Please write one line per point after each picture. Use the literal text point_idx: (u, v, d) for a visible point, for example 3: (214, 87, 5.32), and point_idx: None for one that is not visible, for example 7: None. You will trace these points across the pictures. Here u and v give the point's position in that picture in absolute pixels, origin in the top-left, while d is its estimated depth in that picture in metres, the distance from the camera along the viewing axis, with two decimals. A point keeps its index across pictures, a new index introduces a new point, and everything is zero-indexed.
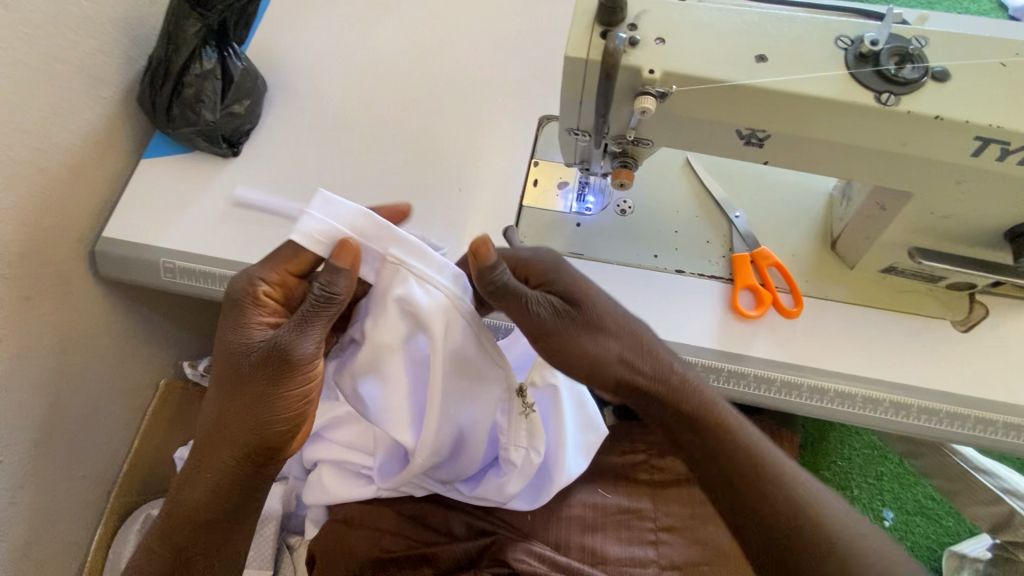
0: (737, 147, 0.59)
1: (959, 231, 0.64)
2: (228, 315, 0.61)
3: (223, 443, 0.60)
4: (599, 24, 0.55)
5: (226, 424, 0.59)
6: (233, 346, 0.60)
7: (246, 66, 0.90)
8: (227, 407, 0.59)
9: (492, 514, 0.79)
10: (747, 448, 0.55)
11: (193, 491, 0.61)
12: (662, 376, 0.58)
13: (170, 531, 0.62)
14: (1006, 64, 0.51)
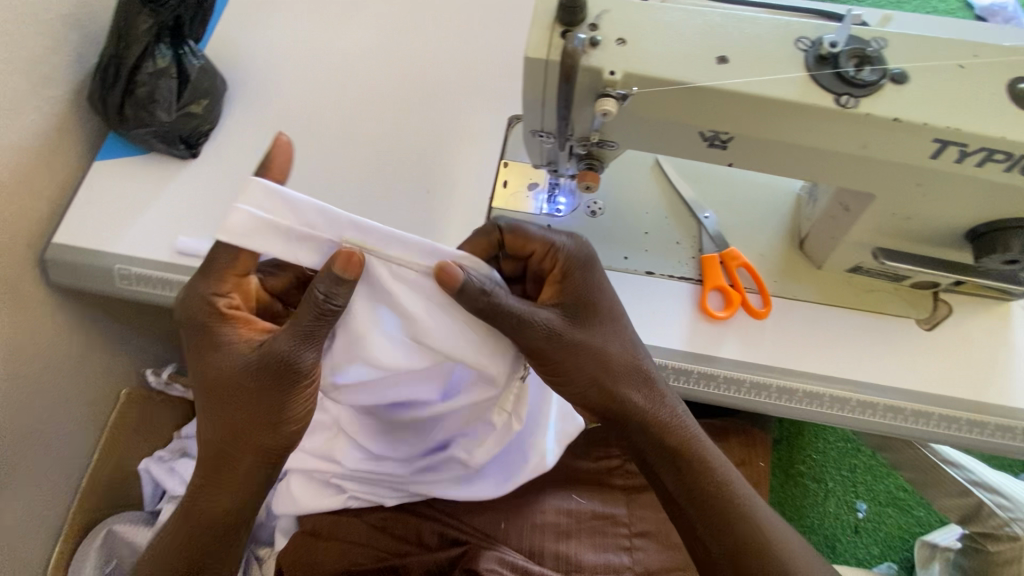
0: (701, 150, 0.58)
1: (922, 233, 0.64)
2: (200, 334, 0.57)
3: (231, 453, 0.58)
4: (559, 24, 0.54)
5: (232, 438, 0.57)
6: (221, 363, 0.56)
7: (205, 64, 0.87)
8: (228, 422, 0.57)
9: (463, 521, 0.78)
10: (714, 478, 0.60)
11: (205, 504, 0.60)
12: (651, 399, 0.61)
13: (186, 542, 0.62)
14: (964, 66, 0.51)
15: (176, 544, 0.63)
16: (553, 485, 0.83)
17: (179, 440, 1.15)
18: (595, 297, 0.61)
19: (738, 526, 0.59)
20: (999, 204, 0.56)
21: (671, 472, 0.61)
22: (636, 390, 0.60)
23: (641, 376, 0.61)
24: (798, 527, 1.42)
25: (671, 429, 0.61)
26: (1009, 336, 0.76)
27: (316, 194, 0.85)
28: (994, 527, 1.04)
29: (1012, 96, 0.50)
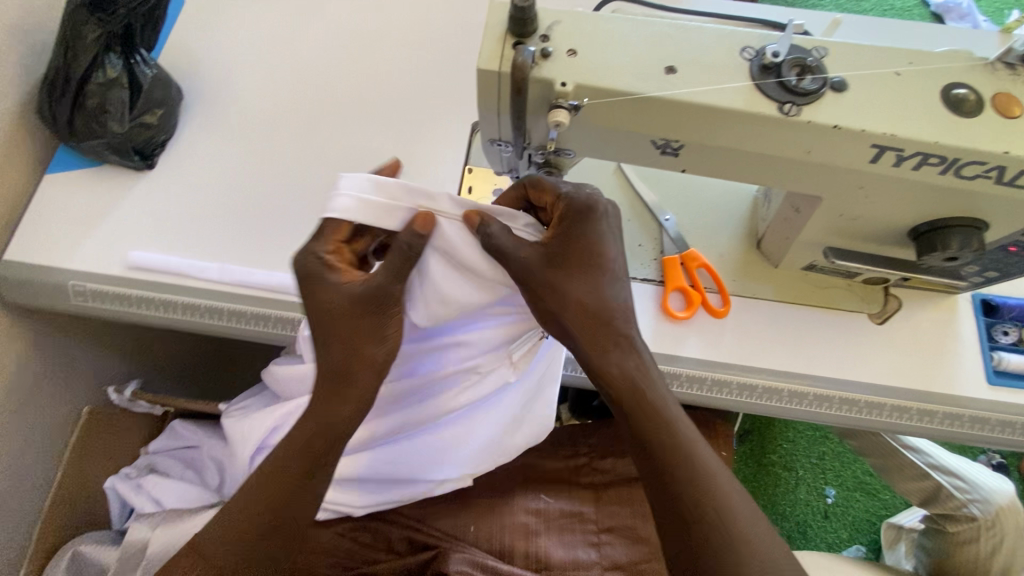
0: (655, 157, 0.59)
1: (868, 232, 0.67)
2: (310, 282, 0.57)
3: (312, 431, 0.60)
4: (511, 35, 0.54)
5: (338, 393, 0.59)
6: (334, 313, 0.56)
7: (158, 73, 0.85)
8: (331, 378, 0.58)
9: (427, 524, 0.80)
10: (683, 444, 0.54)
11: (277, 490, 0.60)
12: (628, 348, 0.56)
13: (246, 535, 0.60)
14: (899, 73, 0.53)
15: (233, 541, 0.61)
16: (522, 486, 0.84)
17: (144, 456, 1.10)
18: (583, 239, 0.58)
19: (697, 512, 0.53)
20: (937, 205, 0.58)
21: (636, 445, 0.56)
22: (611, 335, 0.56)
23: (620, 325, 0.57)
24: (770, 514, 1.47)
25: (643, 383, 0.56)
26: (956, 328, 0.79)
27: (279, 204, 0.85)
28: (952, 509, 1.08)
29: (945, 101, 0.52)
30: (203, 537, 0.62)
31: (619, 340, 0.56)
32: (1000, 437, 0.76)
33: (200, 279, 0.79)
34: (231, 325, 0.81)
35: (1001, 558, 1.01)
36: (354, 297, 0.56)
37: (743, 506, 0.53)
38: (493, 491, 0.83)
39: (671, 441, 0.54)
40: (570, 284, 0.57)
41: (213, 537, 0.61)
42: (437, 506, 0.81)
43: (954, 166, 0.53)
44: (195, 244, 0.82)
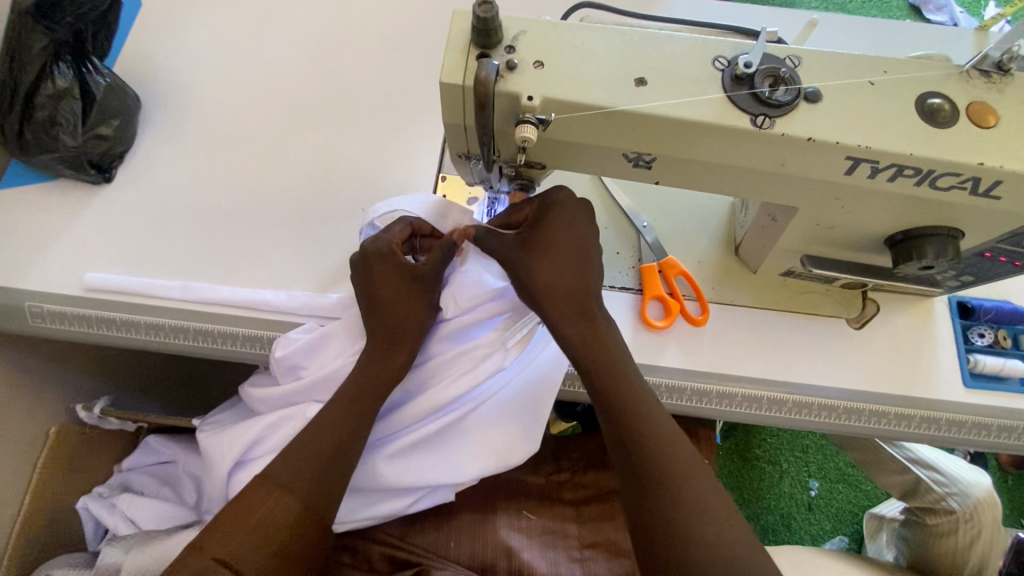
0: (627, 169, 0.58)
1: (844, 241, 0.66)
2: (370, 261, 0.73)
3: (354, 404, 0.71)
4: (475, 46, 0.52)
5: (390, 352, 0.73)
6: (391, 286, 0.73)
7: (111, 82, 0.81)
8: (383, 340, 0.73)
9: (405, 540, 0.79)
10: (634, 395, 0.65)
11: (312, 472, 0.66)
12: (586, 315, 0.68)
13: (273, 525, 0.63)
14: (873, 83, 0.52)
15: (256, 535, 0.61)
16: (504, 500, 0.82)
17: (118, 475, 1.09)
18: (552, 230, 0.69)
19: (651, 455, 0.62)
20: (912, 214, 0.58)
21: (601, 397, 0.66)
22: (573, 307, 0.68)
23: (582, 298, 0.68)
24: (755, 508, 1.48)
25: (602, 348, 0.67)
26: (932, 331, 0.79)
27: (245, 216, 0.82)
28: (932, 501, 1.10)
29: (919, 111, 0.51)
30: (215, 532, 0.62)
31: (594, 312, 0.69)
32: (978, 439, 0.76)
33: (160, 297, 0.77)
34: (190, 343, 0.77)
35: (978, 550, 1.02)
36: (405, 274, 0.74)
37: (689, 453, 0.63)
38: (474, 504, 0.82)
39: (632, 395, 0.65)
40: (552, 266, 0.68)
41: (233, 531, 0.61)
42: (418, 523, 0.81)
43: (928, 177, 0.52)
44: (160, 259, 0.79)
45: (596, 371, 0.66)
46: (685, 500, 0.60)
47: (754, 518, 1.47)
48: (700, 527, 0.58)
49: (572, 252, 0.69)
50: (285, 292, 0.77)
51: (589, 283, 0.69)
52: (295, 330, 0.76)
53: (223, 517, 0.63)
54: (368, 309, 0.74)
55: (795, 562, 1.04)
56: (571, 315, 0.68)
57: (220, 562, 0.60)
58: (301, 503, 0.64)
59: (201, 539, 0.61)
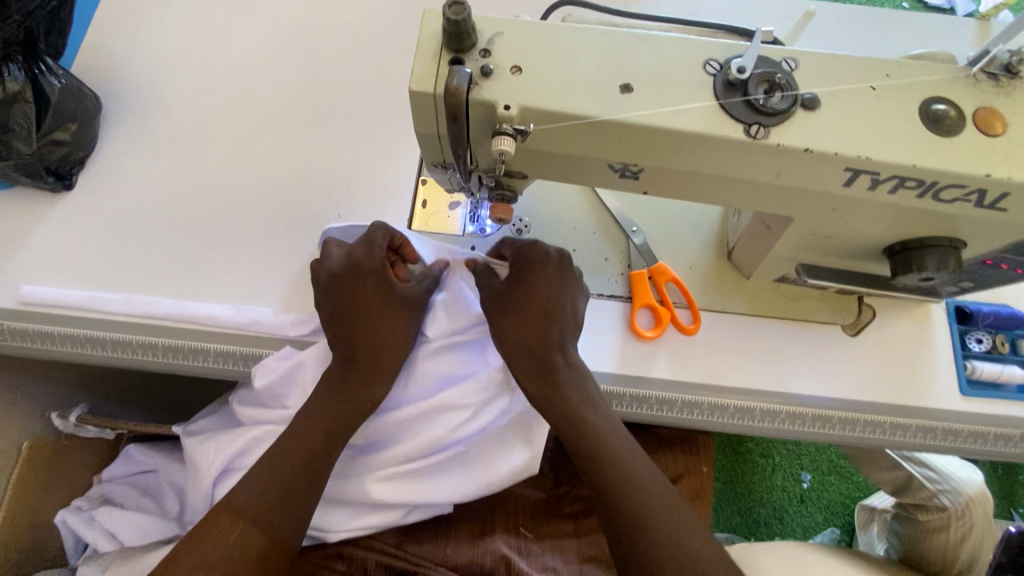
0: (613, 179, 0.55)
1: (842, 250, 0.63)
2: (350, 277, 0.72)
3: (322, 427, 0.68)
4: (448, 50, 0.48)
5: (364, 373, 0.71)
6: (377, 303, 0.72)
7: (66, 83, 0.75)
8: (361, 363, 0.70)
9: (400, 548, 0.74)
10: (595, 422, 0.67)
11: (277, 494, 0.64)
12: (548, 347, 0.70)
13: (237, 558, 0.59)
14: (875, 88, 0.49)
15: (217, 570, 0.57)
16: (503, 514, 0.79)
17: (97, 487, 1.01)
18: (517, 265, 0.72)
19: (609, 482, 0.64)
20: (914, 225, 0.55)
21: (567, 429, 0.68)
22: (535, 339, 0.70)
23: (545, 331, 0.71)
24: (747, 501, 1.47)
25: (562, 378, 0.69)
26: (929, 337, 0.77)
27: (217, 225, 0.79)
28: (924, 499, 1.08)
29: (924, 118, 0.48)
30: (173, 566, 0.57)
31: (559, 352, 0.70)
32: (976, 448, 0.74)
33: (105, 311, 0.74)
34: (152, 358, 0.73)
35: (968, 545, 1.03)
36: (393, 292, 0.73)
37: (648, 478, 0.65)
38: (473, 517, 0.79)
39: (590, 425, 0.67)
40: (519, 318, 0.71)
41: (195, 563, 0.57)
42: (416, 531, 0.76)
43: (932, 189, 0.49)
44: (127, 271, 0.76)
45: (558, 407, 0.68)
46: (643, 522, 0.61)
47: (746, 511, 1.46)
48: (656, 547, 0.60)
49: (542, 302, 0.71)
50: (236, 306, 0.74)
51: (557, 325, 0.71)
52: (269, 357, 0.73)
53: (184, 548, 0.58)
54: (344, 325, 0.71)
55: (786, 559, 1.02)
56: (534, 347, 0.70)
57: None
58: (268, 532, 0.61)
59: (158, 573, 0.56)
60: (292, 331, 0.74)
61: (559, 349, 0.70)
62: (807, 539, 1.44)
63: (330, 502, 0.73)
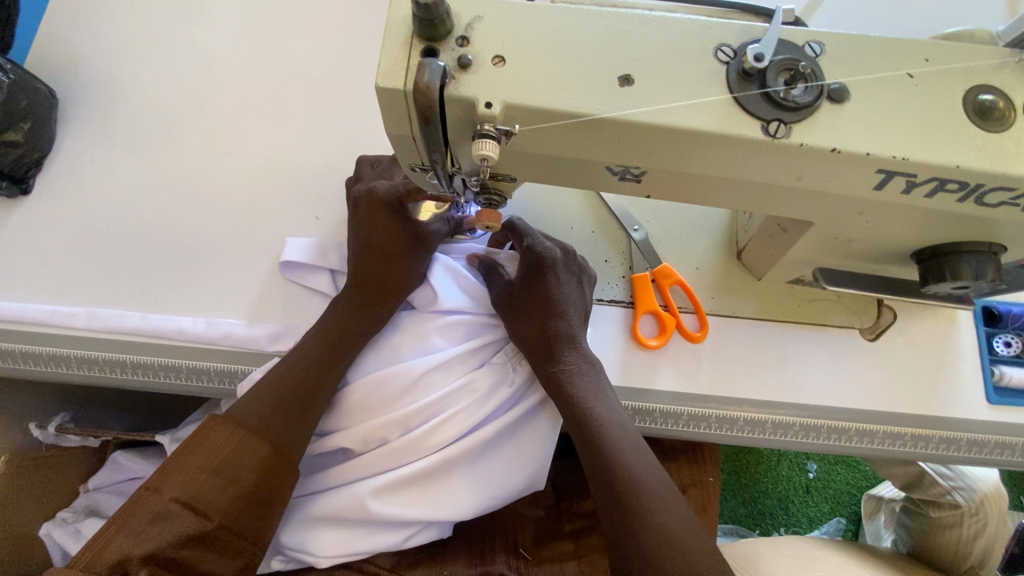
0: (611, 183, 0.49)
1: (864, 255, 0.57)
2: (365, 203, 0.69)
3: (305, 426, 0.64)
4: (420, 39, 0.41)
5: (370, 297, 0.70)
6: (388, 236, 0.69)
7: (16, 78, 0.69)
8: (368, 288, 0.70)
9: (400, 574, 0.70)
10: (604, 422, 0.62)
11: (273, 434, 0.61)
12: (558, 341, 0.67)
13: (225, 476, 0.58)
14: (913, 76, 0.42)
15: (218, 478, 0.57)
16: (503, 534, 0.76)
17: (84, 497, 0.93)
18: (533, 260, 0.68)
19: (608, 471, 0.60)
20: (948, 230, 0.49)
21: (570, 420, 0.64)
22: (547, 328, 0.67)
23: (556, 325, 0.67)
24: (752, 492, 1.43)
25: (573, 377, 0.65)
26: (953, 341, 0.72)
27: (185, 230, 0.73)
28: (936, 495, 1.03)
29: (968, 110, 0.42)
30: (175, 472, 0.56)
31: (569, 347, 0.67)
32: (1002, 459, 0.69)
33: (68, 326, 0.68)
34: (120, 376, 0.69)
35: (981, 542, 1.00)
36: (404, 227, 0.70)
37: (650, 475, 0.60)
38: (473, 540, 0.75)
39: (594, 417, 0.62)
40: (532, 307, 0.68)
41: (198, 470, 0.57)
42: (414, 555, 0.72)
43: (976, 192, 0.43)
44: (93, 282, 0.71)
45: (561, 400, 0.65)
46: (637, 512, 0.57)
47: (751, 502, 1.43)
48: (645, 540, 0.55)
49: (554, 300, 0.67)
50: (208, 318, 0.69)
51: (566, 322, 0.67)
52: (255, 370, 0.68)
53: (185, 457, 0.57)
54: (358, 254, 0.70)
55: (793, 556, 0.97)
56: (545, 339, 0.67)
57: (184, 504, 0.55)
58: (268, 443, 0.60)
59: (161, 480, 0.56)
60: (269, 345, 0.69)
61: (569, 344, 0.67)
62: (811, 530, 1.41)
63: (318, 520, 0.67)
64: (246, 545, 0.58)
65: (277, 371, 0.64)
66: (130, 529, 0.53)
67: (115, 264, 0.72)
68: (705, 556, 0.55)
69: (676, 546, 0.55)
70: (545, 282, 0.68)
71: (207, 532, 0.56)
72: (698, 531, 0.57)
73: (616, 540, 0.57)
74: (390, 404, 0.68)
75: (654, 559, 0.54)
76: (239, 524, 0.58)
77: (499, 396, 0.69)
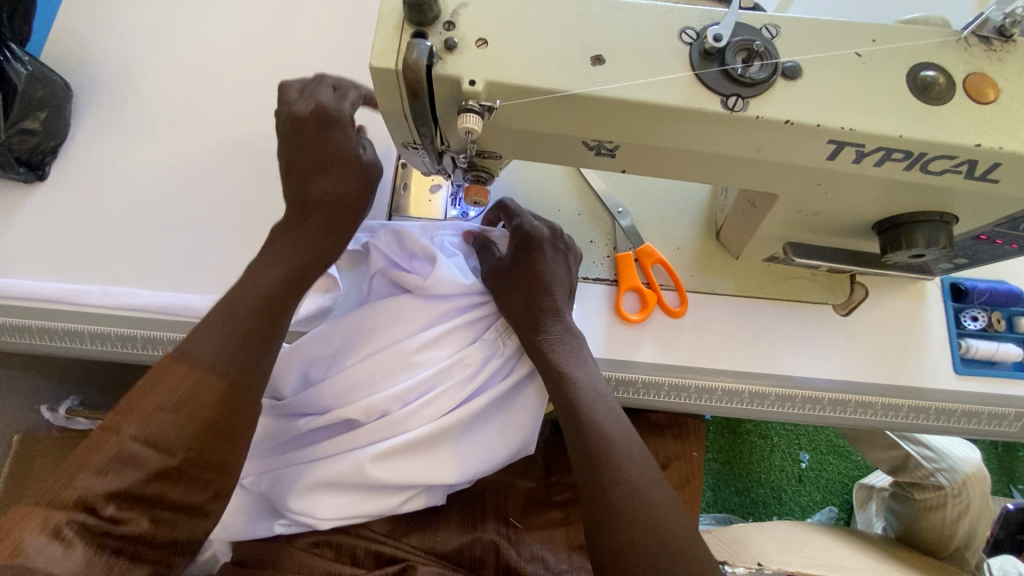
0: (589, 158, 0.53)
1: (828, 229, 0.61)
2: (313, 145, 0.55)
3: (273, 309, 0.58)
4: (409, 24, 0.45)
5: (316, 228, 0.60)
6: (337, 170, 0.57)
7: (33, 70, 0.73)
8: (315, 214, 0.59)
9: (400, 540, 0.73)
10: (579, 388, 0.66)
11: (242, 350, 0.56)
12: (541, 310, 0.70)
13: (185, 409, 0.51)
14: (861, 55, 0.46)
15: (179, 416, 0.51)
16: (494, 502, 0.78)
17: None
18: (525, 238, 0.72)
19: (583, 430, 0.63)
20: (902, 201, 0.53)
21: (549, 384, 0.67)
22: (534, 296, 0.71)
23: (537, 294, 0.71)
24: (746, 482, 1.45)
25: (557, 343, 0.69)
26: (923, 315, 0.75)
27: (192, 212, 0.77)
28: (920, 478, 1.05)
29: (911, 86, 0.46)
30: (134, 410, 0.50)
31: (553, 317, 0.70)
32: (970, 428, 0.72)
33: (83, 303, 0.72)
34: (130, 351, 0.72)
35: (965, 522, 1.00)
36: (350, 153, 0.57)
37: (617, 432, 0.63)
38: (464, 505, 0.77)
39: (571, 382, 0.66)
40: (523, 280, 0.71)
41: (156, 408, 0.50)
42: (408, 522, 0.75)
43: (920, 160, 0.47)
44: (106, 262, 0.75)
45: (541, 366, 0.68)
46: (606, 466, 0.60)
47: (745, 491, 1.44)
48: (612, 494, 0.59)
49: (541, 277, 0.71)
50: (214, 296, 0.73)
51: (552, 296, 0.71)
52: None
53: (141, 394, 0.51)
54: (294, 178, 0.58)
55: (781, 539, 1.01)
56: (530, 308, 0.70)
57: (145, 445, 0.49)
58: (230, 375, 0.54)
59: (118, 420, 0.50)
60: None
61: (553, 315, 0.70)
62: (804, 518, 1.42)
63: (319, 488, 0.69)
64: (213, 479, 0.53)
65: (231, 310, 0.57)
66: (90, 467, 0.47)
67: (125, 244, 0.76)
68: (670, 513, 0.58)
69: (641, 503, 0.58)
70: (533, 259, 0.72)
71: (173, 469, 0.50)
72: (668, 492, 0.60)
73: (590, 495, 0.60)
74: (391, 374, 0.70)
75: (620, 512, 0.58)
76: (207, 460, 0.52)
77: (490, 368, 0.72)
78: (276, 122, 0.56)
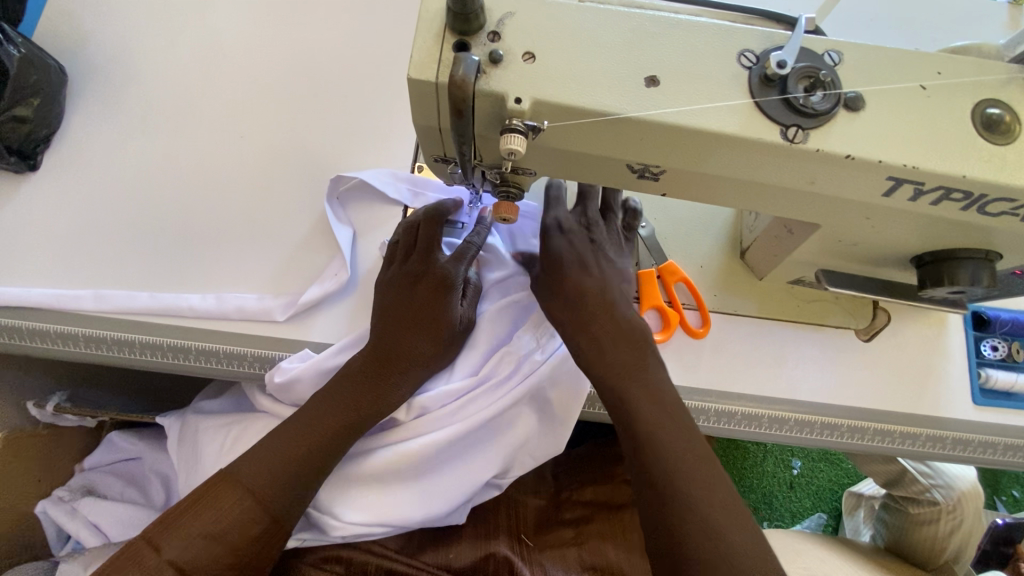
0: (630, 180, 0.50)
1: (865, 259, 0.60)
2: (423, 287, 0.67)
3: (325, 433, 0.62)
4: (452, 33, 0.42)
5: (394, 377, 0.65)
6: (428, 309, 0.67)
7: (27, 52, 0.68)
8: (390, 362, 0.65)
9: (414, 558, 0.70)
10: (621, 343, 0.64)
11: (288, 480, 0.59)
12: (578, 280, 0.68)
13: (227, 537, 0.55)
14: (925, 88, 0.44)
15: (217, 545, 0.54)
16: (506, 518, 0.77)
17: (79, 476, 0.89)
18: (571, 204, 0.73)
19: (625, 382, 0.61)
20: (947, 237, 0.51)
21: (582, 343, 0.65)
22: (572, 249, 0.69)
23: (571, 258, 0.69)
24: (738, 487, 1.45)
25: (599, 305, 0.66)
26: (943, 344, 0.75)
27: (195, 210, 0.73)
28: (915, 493, 1.05)
29: (976, 124, 0.44)
30: (176, 531, 0.54)
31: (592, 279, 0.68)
32: (983, 457, 0.72)
33: (75, 308, 0.68)
34: (128, 356, 0.68)
35: (958, 537, 1.02)
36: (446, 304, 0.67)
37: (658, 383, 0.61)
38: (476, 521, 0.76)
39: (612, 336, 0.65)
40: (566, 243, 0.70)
41: (197, 536, 0.54)
42: (419, 540, 0.73)
43: (979, 202, 0.45)
44: (101, 261, 0.70)
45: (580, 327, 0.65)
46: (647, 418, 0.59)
47: None
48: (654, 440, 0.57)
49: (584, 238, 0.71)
50: (219, 295, 0.69)
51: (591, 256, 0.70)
52: (287, 359, 0.67)
53: (188, 516, 0.55)
54: (389, 322, 0.67)
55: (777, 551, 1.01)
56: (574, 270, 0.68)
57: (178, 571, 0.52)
58: (269, 513, 0.57)
59: (160, 537, 0.54)
60: (281, 315, 0.68)
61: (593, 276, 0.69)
62: (793, 525, 1.43)
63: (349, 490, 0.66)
64: None
65: (283, 436, 0.61)
66: None
67: (124, 243, 0.72)
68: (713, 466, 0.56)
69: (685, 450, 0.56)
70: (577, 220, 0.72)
71: None
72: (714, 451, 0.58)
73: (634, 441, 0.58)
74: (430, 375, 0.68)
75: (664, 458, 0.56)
76: None
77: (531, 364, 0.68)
78: (386, 272, 0.70)
